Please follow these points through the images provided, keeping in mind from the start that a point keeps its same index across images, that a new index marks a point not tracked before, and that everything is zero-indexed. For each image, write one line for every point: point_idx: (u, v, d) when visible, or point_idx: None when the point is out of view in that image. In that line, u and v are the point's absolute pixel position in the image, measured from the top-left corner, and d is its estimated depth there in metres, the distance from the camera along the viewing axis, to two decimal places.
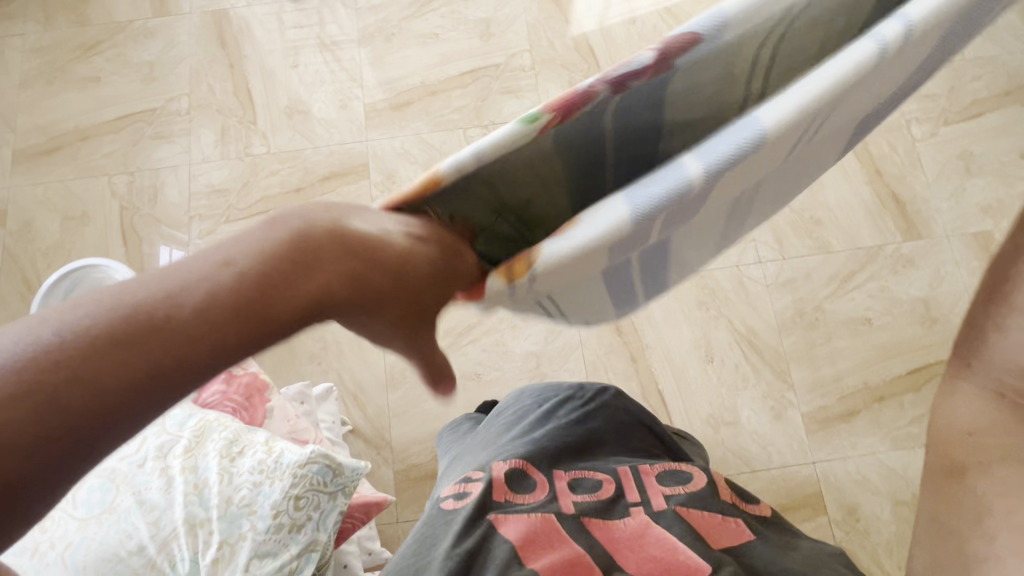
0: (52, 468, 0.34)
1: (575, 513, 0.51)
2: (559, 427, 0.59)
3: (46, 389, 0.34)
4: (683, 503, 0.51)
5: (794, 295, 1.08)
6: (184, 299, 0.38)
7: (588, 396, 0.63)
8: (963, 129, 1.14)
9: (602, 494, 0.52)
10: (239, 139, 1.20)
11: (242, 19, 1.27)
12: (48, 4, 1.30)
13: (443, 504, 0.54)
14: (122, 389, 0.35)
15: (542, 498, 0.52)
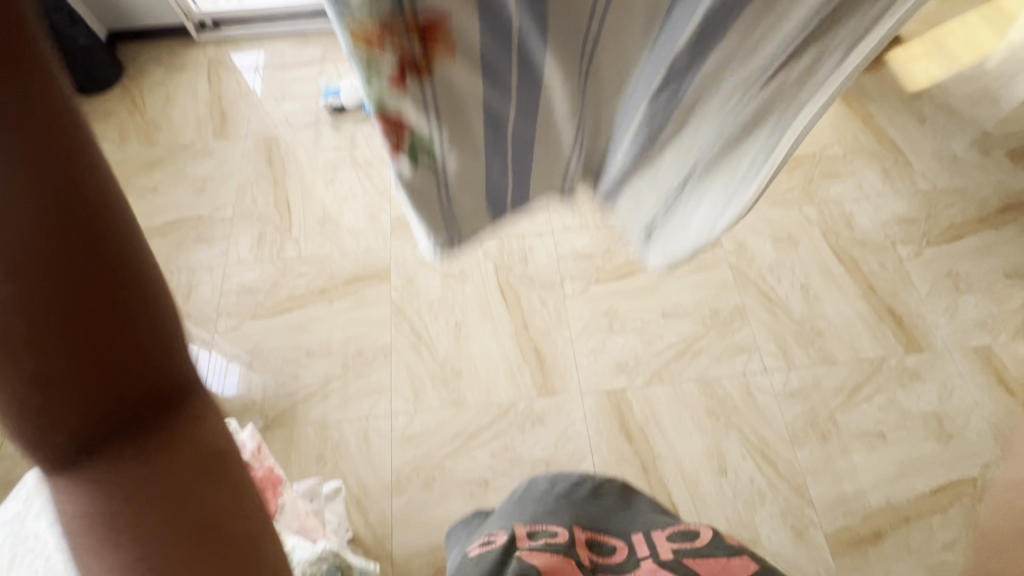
0: None
1: (590, 565, 0.60)
2: (575, 504, 0.66)
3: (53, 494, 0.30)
4: (689, 555, 0.59)
5: (805, 406, 1.08)
6: None
7: (606, 486, 0.69)
8: (947, 250, 1.23)
9: (615, 556, 0.61)
10: (273, 245, 1.30)
11: (288, 143, 1.45)
12: (123, 128, 1.49)
13: (471, 551, 0.60)
14: None
15: (563, 545, 0.59)
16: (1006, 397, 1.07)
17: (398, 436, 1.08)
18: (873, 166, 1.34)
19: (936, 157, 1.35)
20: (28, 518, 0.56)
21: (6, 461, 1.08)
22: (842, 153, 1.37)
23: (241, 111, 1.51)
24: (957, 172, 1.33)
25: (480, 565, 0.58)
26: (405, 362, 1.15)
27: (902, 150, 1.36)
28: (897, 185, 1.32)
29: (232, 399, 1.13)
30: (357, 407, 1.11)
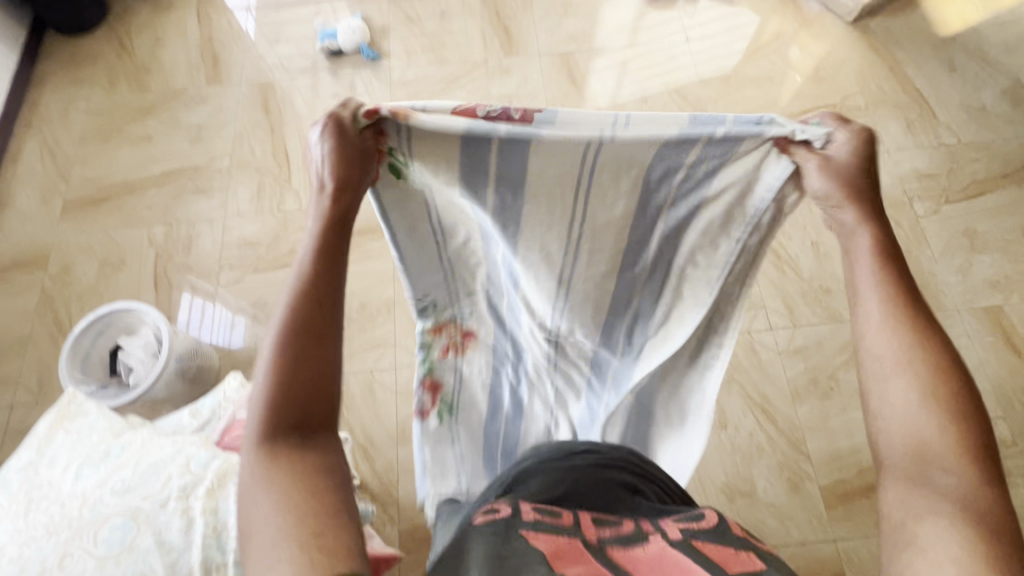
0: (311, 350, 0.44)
1: (598, 545, 0.48)
2: (576, 483, 0.59)
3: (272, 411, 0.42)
4: (699, 536, 0.48)
5: (808, 364, 1.08)
6: (257, 421, 0.43)
7: (612, 453, 0.63)
8: (966, 207, 1.19)
9: (622, 533, 0.50)
10: (273, 196, 1.28)
11: (285, 90, 1.39)
12: (113, 72, 1.43)
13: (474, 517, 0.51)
14: (289, 403, 0.43)
15: (569, 524, 0.50)
16: (1011, 356, 1.07)
17: (402, 389, 1.09)
18: (896, 118, 1.28)
19: (963, 109, 1.28)
20: (41, 467, 0.58)
21: (21, 408, 1.10)
22: (864, 104, 1.30)
23: (234, 55, 1.44)
24: (984, 125, 1.26)
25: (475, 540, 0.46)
26: (409, 317, 1.15)
27: (928, 100, 1.30)
28: (919, 138, 1.26)
29: (238, 351, 1.14)
30: (362, 360, 1.12)
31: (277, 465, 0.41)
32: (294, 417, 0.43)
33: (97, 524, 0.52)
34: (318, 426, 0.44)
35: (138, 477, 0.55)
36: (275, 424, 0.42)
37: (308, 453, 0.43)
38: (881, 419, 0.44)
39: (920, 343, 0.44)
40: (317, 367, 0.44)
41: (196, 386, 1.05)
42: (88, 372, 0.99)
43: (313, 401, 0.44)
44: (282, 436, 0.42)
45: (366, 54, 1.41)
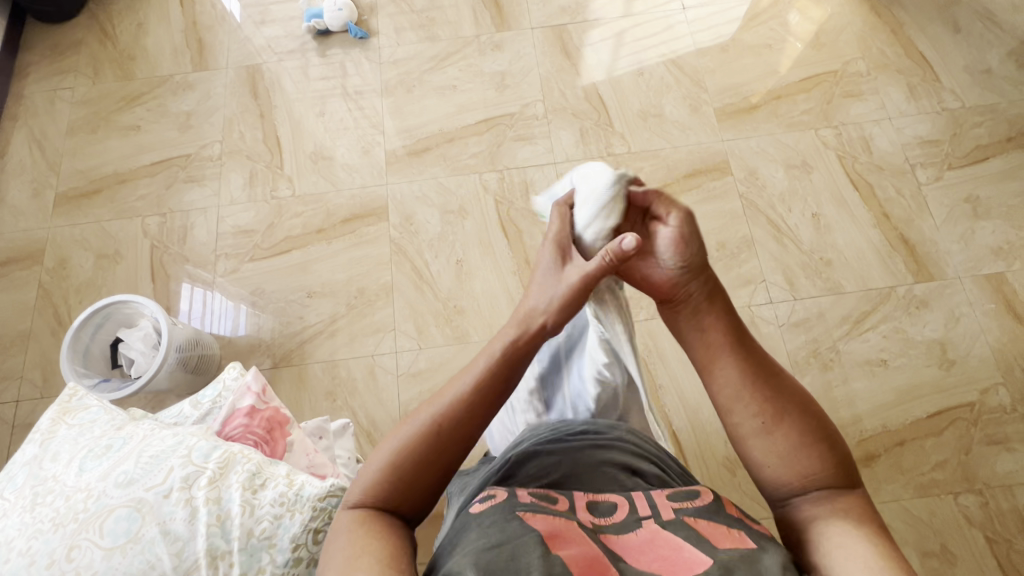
0: (461, 420, 0.56)
1: (593, 529, 0.50)
2: (573, 468, 0.60)
3: (412, 457, 0.55)
4: (691, 513, 0.51)
5: (808, 336, 1.08)
6: (388, 461, 0.55)
7: (605, 431, 0.64)
8: (969, 172, 1.17)
9: (616, 517, 0.52)
10: (266, 183, 1.26)
11: (273, 73, 1.36)
12: (97, 60, 1.40)
13: (470, 508, 0.52)
14: (421, 459, 0.55)
15: (563, 509, 0.51)
16: (1012, 323, 1.06)
17: (403, 373, 1.10)
18: (898, 83, 1.25)
19: (967, 72, 1.25)
20: (46, 461, 0.58)
21: (27, 402, 1.11)
22: (866, 70, 1.27)
23: (219, 38, 1.41)
24: (988, 88, 1.23)
25: (479, 530, 0.48)
26: (407, 300, 1.15)
27: (932, 64, 1.26)
28: (922, 103, 1.23)
29: (238, 340, 1.14)
30: (362, 346, 1.12)
31: (372, 512, 0.53)
32: (421, 462, 0.55)
33: (102, 515, 0.53)
34: (415, 487, 0.55)
35: (140, 469, 0.56)
36: (410, 469, 0.55)
37: (400, 500, 0.55)
38: (764, 463, 0.55)
39: (766, 400, 0.56)
40: (455, 441, 0.56)
41: (198, 376, 1.06)
42: (90, 365, 0.99)
43: (436, 460, 0.55)
44: (386, 480, 0.54)
45: (354, 33, 1.37)
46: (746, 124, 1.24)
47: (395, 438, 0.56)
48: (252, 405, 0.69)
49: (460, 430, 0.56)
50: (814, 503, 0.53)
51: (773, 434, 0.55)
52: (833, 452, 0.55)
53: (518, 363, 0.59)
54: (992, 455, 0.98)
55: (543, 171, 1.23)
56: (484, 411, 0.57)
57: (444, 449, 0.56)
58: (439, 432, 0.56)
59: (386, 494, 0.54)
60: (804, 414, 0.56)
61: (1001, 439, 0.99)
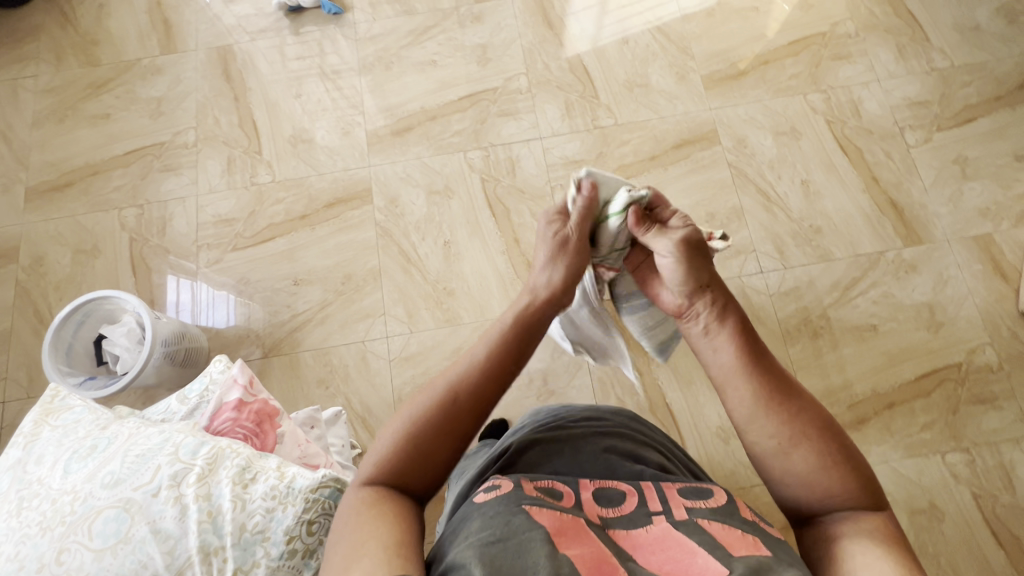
0: (475, 388, 0.57)
1: (600, 524, 0.50)
2: (581, 460, 0.60)
3: (425, 427, 0.55)
4: (705, 516, 0.50)
5: (799, 304, 1.08)
6: (401, 435, 0.55)
7: (611, 422, 0.65)
8: (958, 133, 1.16)
9: (624, 508, 0.52)
10: (244, 169, 1.22)
11: (246, 53, 1.31)
12: (59, 46, 1.34)
13: (475, 497, 0.52)
14: (434, 429, 0.55)
15: (569, 505, 0.51)
16: (999, 283, 1.07)
17: (395, 357, 1.09)
18: (887, 43, 1.23)
19: (956, 29, 1.23)
20: (29, 464, 0.57)
21: (13, 403, 1.10)
22: (854, 31, 1.24)
23: (186, 18, 1.35)
24: (977, 45, 1.21)
25: (483, 521, 0.48)
26: (396, 284, 1.13)
27: (920, 23, 1.24)
28: (911, 64, 1.21)
29: (226, 331, 1.13)
30: (352, 332, 1.11)
31: (380, 496, 0.52)
32: (433, 434, 0.55)
33: (90, 517, 0.52)
34: (426, 461, 0.55)
35: (126, 469, 0.55)
36: (421, 441, 0.55)
37: (409, 476, 0.54)
38: (783, 481, 0.55)
39: (785, 418, 0.55)
40: (471, 410, 0.56)
41: (186, 369, 1.04)
42: (74, 364, 0.97)
43: (447, 430, 0.55)
44: (396, 456, 0.54)
45: (327, 9, 1.32)
46: (734, 91, 1.22)
47: (410, 412, 0.56)
48: (239, 398, 0.68)
49: (474, 399, 0.57)
50: (839, 522, 0.52)
51: (790, 453, 0.54)
52: (860, 471, 0.53)
53: (529, 332, 0.62)
54: (978, 415, 1.00)
55: (529, 147, 1.21)
56: (497, 379, 0.58)
57: (459, 416, 0.56)
58: (454, 401, 0.56)
59: (396, 472, 0.54)
60: (826, 430, 0.54)
61: (989, 398, 1.01)
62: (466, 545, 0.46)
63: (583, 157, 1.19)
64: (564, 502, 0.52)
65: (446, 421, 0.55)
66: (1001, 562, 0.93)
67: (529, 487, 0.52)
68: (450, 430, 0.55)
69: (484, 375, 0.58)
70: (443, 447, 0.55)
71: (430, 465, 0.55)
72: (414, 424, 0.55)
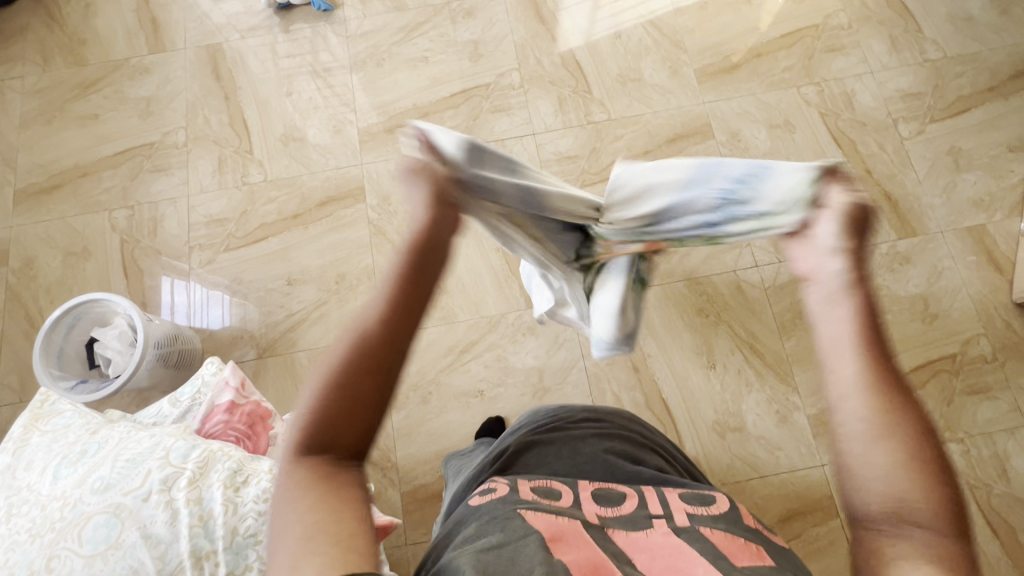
0: (385, 329, 0.48)
1: (599, 523, 0.49)
2: (581, 460, 0.59)
3: (339, 387, 0.46)
4: (707, 525, 0.49)
5: (794, 297, 1.08)
6: (313, 405, 0.46)
7: (609, 423, 0.65)
8: (951, 124, 1.16)
9: (624, 508, 0.52)
10: (236, 169, 1.21)
11: (236, 51, 1.30)
12: (45, 46, 1.33)
13: (470, 501, 0.53)
14: (349, 387, 0.46)
15: (567, 505, 0.51)
16: (993, 274, 1.07)
17: None
18: (880, 35, 1.22)
19: (949, 20, 1.22)
20: (18, 470, 0.57)
21: (6, 407, 1.09)
22: (847, 22, 1.24)
23: (174, 16, 1.33)
24: (970, 36, 1.21)
25: (478, 525, 0.48)
26: None
27: (914, 14, 1.23)
28: (904, 55, 1.21)
29: (220, 332, 1.12)
30: None
31: (315, 473, 0.44)
32: (350, 395, 0.45)
33: (79, 524, 0.51)
34: (355, 420, 0.46)
35: (116, 474, 0.54)
36: (338, 403, 0.45)
37: (345, 441, 0.46)
38: (852, 473, 0.42)
39: (890, 405, 0.42)
40: (384, 353, 0.47)
41: (180, 370, 1.04)
42: (66, 367, 0.96)
43: (366, 383, 0.46)
44: (319, 426, 0.45)
45: (317, 5, 1.31)
46: (728, 84, 1.21)
47: (316, 379, 0.47)
48: (231, 400, 0.68)
49: (383, 338, 0.47)
50: (900, 544, 0.39)
51: (876, 441, 0.41)
52: (950, 501, 0.40)
53: (426, 256, 0.52)
54: (973, 405, 1.01)
55: (522, 143, 1.20)
56: (405, 313, 0.49)
57: (369, 364, 0.46)
58: (363, 352, 0.47)
59: (326, 443, 0.45)
60: (928, 440, 0.41)
61: (983, 389, 1.01)
62: (462, 549, 0.45)
63: (577, 153, 1.19)
64: (562, 504, 0.51)
65: (361, 376, 0.46)
66: (995, 552, 0.93)
67: (526, 491, 0.52)
68: (372, 369, 0.46)
69: (390, 312, 0.48)
70: (366, 400, 0.46)
71: (361, 421, 0.46)
72: (326, 379, 0.46)
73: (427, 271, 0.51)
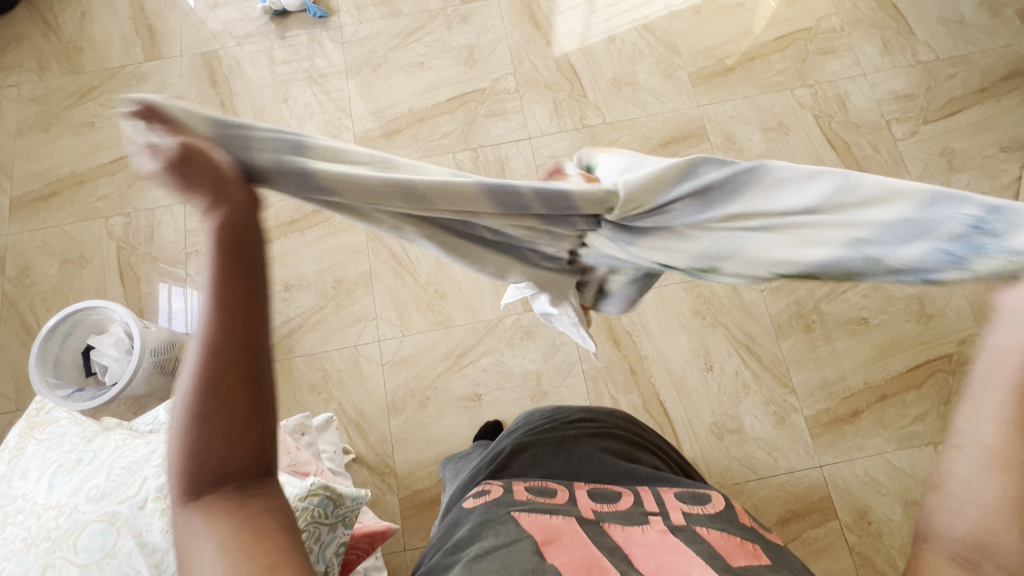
0: (229, 343, 0.39)
1: (594, 519, 0.50)
2: (576, 459, 0.59)
3: (202, 417, 0.38)
4: (703, 524, 0.49)
5: (791, 298, 1.08)
6: (178, 444, 0.39)
7: (605, 422, 0.65)
8: (944, 125, 1.17)
9: (620, 505, 0.52)
10: None
11: (232, 58, 1.30)
12: (42, 54, 1.33)
13: (465, 502, 0.54)
14: (210, 416, 0.38)
15: (561, 503, 0.52)
16: None
17: (388, 361, 1.09)
18: (873, 37, 1.23)
19: (941, 22, 1.23)
20: (14, 479, 0.57)
21: (3, 416, 1.08)
22: (840, 25, 1.25)
23: (170, 24, 1.34)
24: (962, 38, 1.22)
25: (473, 525, 0.49)
26: (387, 288, 1.13)
27: (905, 16, 1.24)
28: (896, 57, 1.22)
29: None
30: (344, 336, 1.10)
31: (218, 502, 0.39)
32: (218, 423, 0.39)
33: (75, 532, 0.51)
34: (241, 437, 0.39)
35: (113, 483, 0.54)
36: (207, 432, 0.38)
37: (239, 461, 0.40)
38: (955, 493, 0.42)
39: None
40: (238, 362, 0.39)
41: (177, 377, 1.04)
42: (62, 375, 0.96)
43: (227, 405, 0.39)
44: (196, 464, 0.39)
45: (313, 12, 1.31)
46: (722, 87, 1.22)
47: (174, 419, 0.39)
48: None
49: (229, 345, 0.39)
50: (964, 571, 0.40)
51: (987, 472, 0.40)
52: None
53: (246, 243, 0.39)
54: None
55: (518, 147, 1.20)
56: (246, 310, 0.39)
57: (222, 384, 0.39)
58: (212, 379, 0.39)
59: (214, 472, 0.39)
60: None
61: None
62: (458, 559, 0.46)
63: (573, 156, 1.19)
64: (557, 502, 0.52)
65: (221, 401, 0.39)
66: None
67: (521, 491, 0.53)
68: (233, 377, 0.39)
69: (227, 317, 0.39)
70: (236, 416, 0.39)
71: (248, 434, 0.40)
72: (185, 405, 0.38)
73: (255, 244, 0.39)
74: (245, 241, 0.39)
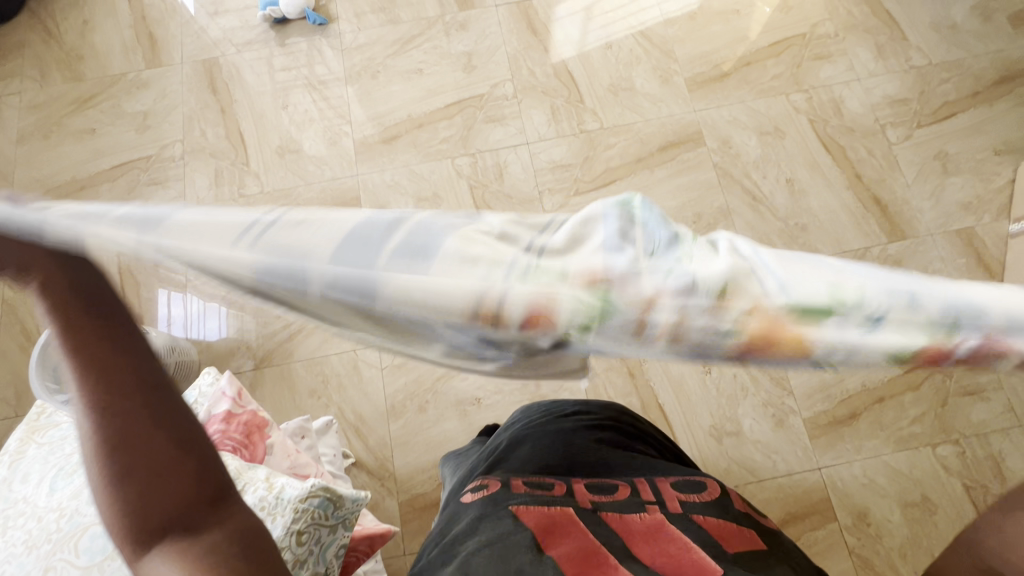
0: (117, 400, 0.41)
1: (592, 508, 0.50)
2: (572, 450, 0.59)
3: (122, 476, 0.40)
4: (699, 512, 0.50)
5: None
6: (114, 517, 0.40)
7: (599, 413, 0.65)
8: (938, 129, 1.18)
9: (618, 495, 0.52)
10: (232, 181, 1.22)
11: (232, 65, 1.31)
12: (43, 62, 1.34)
13: (464, 498, 0.54)
14: (134, 475, 0.40)
15: (559, 493, 0.51)
16: (983, 276, 1.09)
17: (388, 365, 1.09)
18: (866, 43, 1.25)
19: (933, 28, 1.25)
20: (15, 483, 0.57)
21: (3, 422, 1.09)
22: (834, 31, 1.26)
23: (171, 32, 1.35)
24: (954, 43, 1.24)
25: (471, 523, 0.49)
26: None
27: (898, 22, 1.26)
28: (890, 62, 1.23)
29: (217, 343, 1.12)
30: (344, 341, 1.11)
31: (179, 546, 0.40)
32: (143, 476, 0.41)
33: (75, 534, 0.51)
34: (178, 478, 0.41)
35: None
36: (137, 488, 0.40)
37: (186, 499, 0.41)
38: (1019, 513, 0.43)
39: None
40: (132, 412, 0.41)
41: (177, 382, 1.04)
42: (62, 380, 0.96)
43: (143, 452, 0.41)
44: (143, 520, 0.40)
45: (312, 20, 1.33)
46: (718, 93, 1.23)
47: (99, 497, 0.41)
48: (228, 410, 0.68)
49: (116, 399, 0.41)
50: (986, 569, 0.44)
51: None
52: None
53: (100, 308, 0.41)
54: (967, 406, 1.01)
55: (516, 152, 1.21)
56: (122, 366, 0.42)
57: (127, 440, 0.41)
58: (114, 446, 0.40)
59: (165, 518, 0.41)
60: None
61: (976, 390, 1.02)
62: (458, 554, 0.46)
63: (571, 161, 1.20)
64: (554, 493, 0.51)
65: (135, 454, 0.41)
66: None
67: (519, 485, 0.52)
68: (142, 426, 0.41)
69: (106, 378, 0.41)
70: (157, 460, 0.41)
71: (184, 471, 0.42)
72: (100, 472, 0.40)
73: (113, 308, 0.42)
74: (97, 308, 0.41)
